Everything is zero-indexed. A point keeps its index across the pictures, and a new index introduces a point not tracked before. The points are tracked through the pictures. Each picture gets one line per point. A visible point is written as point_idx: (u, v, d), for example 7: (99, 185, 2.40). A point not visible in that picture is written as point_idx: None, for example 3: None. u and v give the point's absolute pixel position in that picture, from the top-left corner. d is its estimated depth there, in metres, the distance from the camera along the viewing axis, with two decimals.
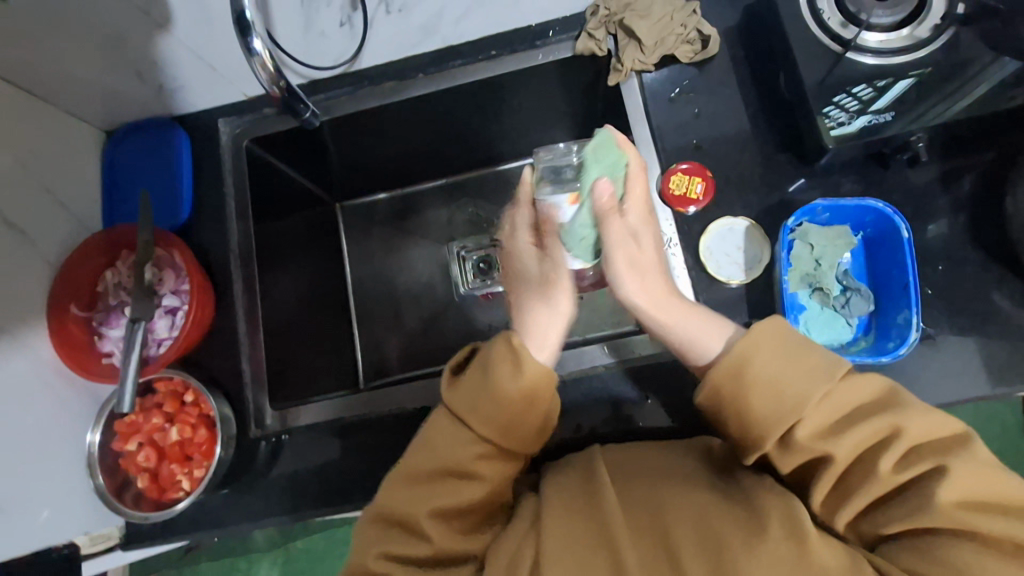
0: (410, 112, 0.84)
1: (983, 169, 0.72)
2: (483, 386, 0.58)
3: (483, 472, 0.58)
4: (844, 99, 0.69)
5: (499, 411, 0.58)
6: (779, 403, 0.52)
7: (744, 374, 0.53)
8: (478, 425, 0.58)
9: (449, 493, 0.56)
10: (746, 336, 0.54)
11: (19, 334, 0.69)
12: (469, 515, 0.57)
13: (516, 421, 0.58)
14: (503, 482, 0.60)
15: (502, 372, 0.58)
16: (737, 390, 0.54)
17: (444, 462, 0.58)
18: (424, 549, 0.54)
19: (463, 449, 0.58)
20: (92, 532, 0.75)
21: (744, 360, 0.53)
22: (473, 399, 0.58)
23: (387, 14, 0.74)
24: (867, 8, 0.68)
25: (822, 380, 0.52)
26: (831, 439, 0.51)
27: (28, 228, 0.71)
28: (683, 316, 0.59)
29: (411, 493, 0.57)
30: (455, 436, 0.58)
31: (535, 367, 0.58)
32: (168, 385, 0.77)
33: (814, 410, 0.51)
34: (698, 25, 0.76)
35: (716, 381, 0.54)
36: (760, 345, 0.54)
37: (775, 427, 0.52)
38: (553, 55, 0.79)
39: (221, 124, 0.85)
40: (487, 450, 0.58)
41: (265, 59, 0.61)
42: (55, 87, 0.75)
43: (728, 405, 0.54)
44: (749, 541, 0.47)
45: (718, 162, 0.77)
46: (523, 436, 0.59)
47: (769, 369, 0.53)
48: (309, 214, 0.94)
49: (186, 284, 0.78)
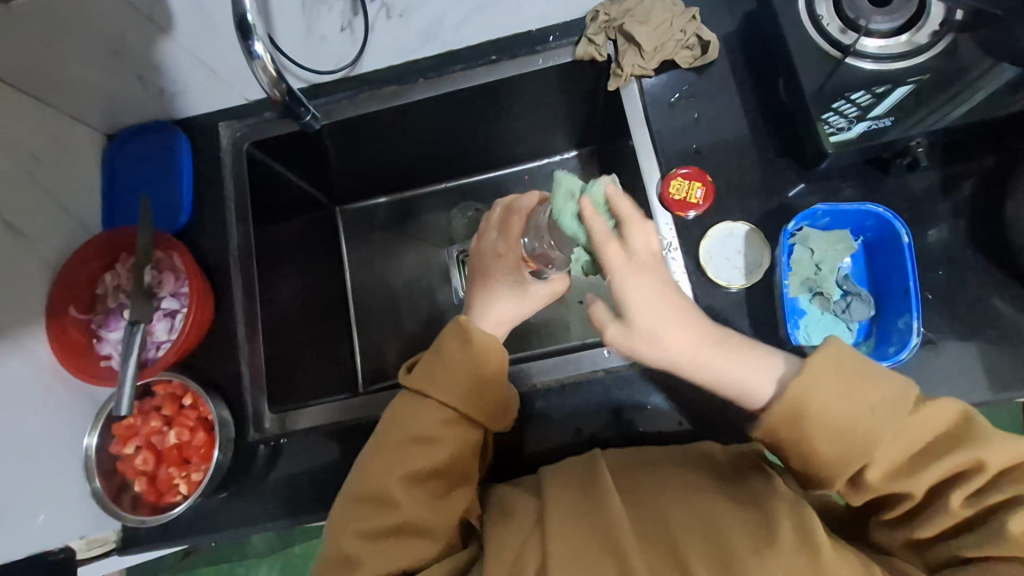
0: (410, 116, 0.85)
1: (982, 174, 0.73)
2: (438, 357, 0.60)
3: (448, 439, 0.59)
4: (842, 105, 0.69)
5: (457, 382, 0.59)
6: (846, 443, 0.51)
7: (804, 420, 0.51)
8: (440, 394, 0.59)
9: (413, 464, 0.58)
10: (799, 376, 0.51)
11: (17, 337, 0.68)
12: (440, 481, 0.59)
13: (475, 390, 0.59)
14: (470, 456, 0.60)
15: (454, 344, 0.59)
16: (795, 435, 0.51)
17: (407, 431, 0.60)
18: (395, 519, 0.56)
19: (428, 418, 0.59)
20: (88, 536, 0.75)
21: (801, 406, 0.51)
22: (432, 371, 0.60)
23: (388, 19, 0.75)
24: (866, 14, 0.67)
25: (891, 417, 0.51)
26: (905, 477, 0.51)
27: (28, 232, 0.71)
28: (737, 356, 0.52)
29: (379, 467, 0.59)
30: (418, 411, 0.60)
31: (484, 335, 0.59)
32: (167, 389, 0.76)
33: (885, 449, 0.51)
34: (697, 30, 0.76)
35: (772, 425, 0.52)
36: (818, 388, 0.51)
37: (843, 470, 0.51)
38: (553, 61, 0.79)
39: (221, 128, 0.84)
40: (453, 417, 0.60)
41: (266, 62, 0.62)
42: (57, 90, 0.75)
43: (791, 451, 0.52)
44: (759, 553, 0.46)
45: (718, 167, 0.77)
46: (485, 402, 0.60)
47: (832, 409, 0.51)
48: (308, 217, 0.94)
49: (186, 286, 0.78)
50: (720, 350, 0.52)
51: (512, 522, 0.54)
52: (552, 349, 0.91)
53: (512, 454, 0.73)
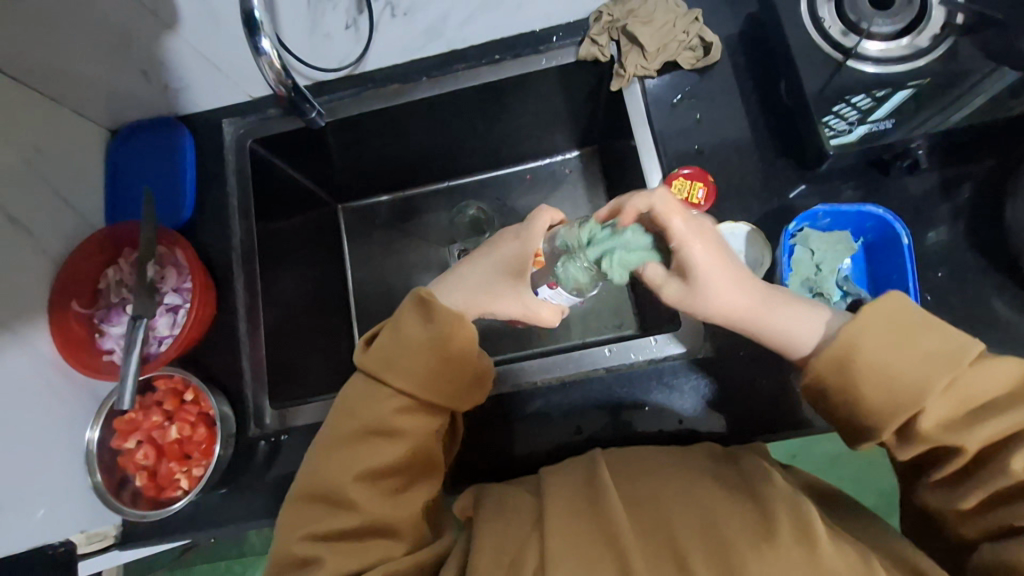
0: (414, 114, 0.85)
1: (982, 176, 0.73)
2: (395, 338, 0.59)
3: (406, 428, 0.58)
4: (843, 108, 0.69)
5: (416, 365, 0.58)
6: (894, 391, 0.49)
7: (852, 363, 0.50)
8: (397, 378, 0.58)
9: (370, 457, 0.57)
10: (850, 323, 0.50)
11: (18, 330, 0.68)
12: (396, 477, 0.57)
13: (432, 373, 0.58)
14: (429, 442, 0.60)
15: (415, 322, 0.58)
16: (842, 379, 0.51)
17: (363, 421, 0.58)
18: (351, 519, 0.55)
19: (384, 406, 0.58)
20: (88, 530, 0.74)
21: (850, 349, 0.50)
22: (388, 354, 0.58)
23: (392, 17, 0.76)
24: (868, 17, 0.68)
25: (944, 367, 0.48)
26: (954, 431, 0.49)
27: (31, 226, 0.72)
28: (784, 307, 0.54)
29: (335, 461, 0.57)
30: (373, 395, 0.59)
31: (445, 311, 0.58)
32: (168, 383, 0.76)
33: (937, 400, 0.48)
34: (700, 32, 0.77)
35: (819, 370, 0.51)
36: (869, 330, 0.50)
37: (891, 419, 0.50)
38: (556, 61, 0.79)
39: (226, 125, 0.85)
40: (409, 404, 0.58)
41: (273, 59, 0.62)
42: (61, 85, 0.75)
43: (837, 395, 0.52)
44: (759, 550, 0.46)
45: (719, 167, 0.77)
46: (446, 386, 0.59)
47: (882, 355, 0.49)
48: (310, 214, 0.95)
49: (188, 282, 0.78)
50: (770, 301, 0.54)
51: (508, 525, 0.53)
52: (552, 348, 0.91)
53: (510, 451, 0.73)
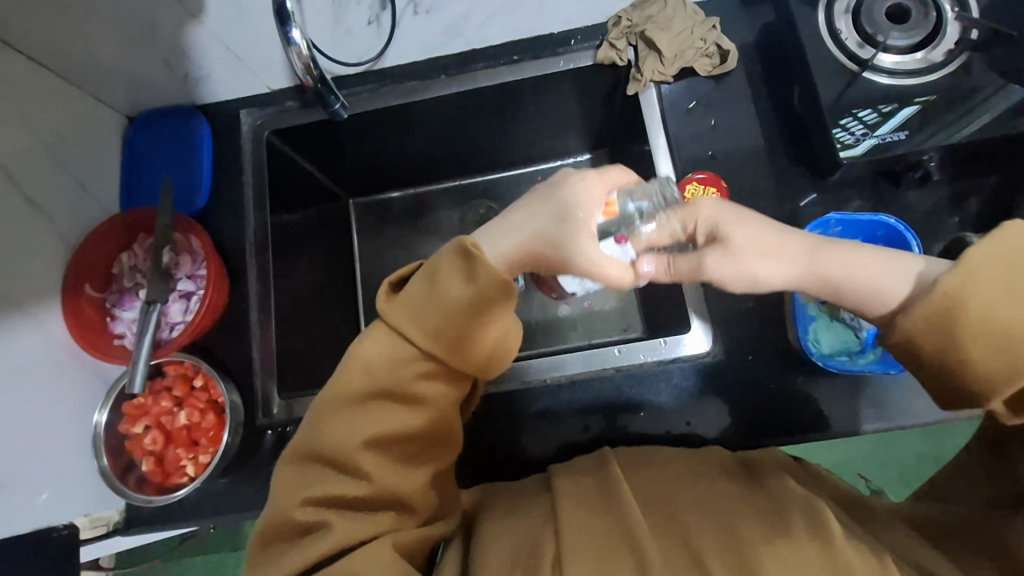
0: (431, 111, 0.86)
1: (990, 191, 0.74)
2: (431, 295, 0.55)
3: (423, 396, 0.57)
4: (851, 121, 0.70)
5: (446, 330, 0.55)
6: (1008, 351, 0.47)
7: (961, 320, 0.48)
8: (423, 341, 0.55)
9: (383, 424, 0.56)
10: (953, 273, 0.48)
11: (32, 311, 0.69)
12: (404, 447, 0.57)
13: (463, 342, 0.56)
14: (445, 411, 0.59)
15: (455, 280, 0.54)
16: (942, 338, 0.49)
17: (380, 382, 0.56)
18: (358, 487, 0.55)
19: (405, 369, 0.56)
20: (92, 513, 0.75)
21: (958, 303, 0.48)
22: (419, 311, 0.55)
23: (414, 15, 0.78)
24: (884, 30, 0.70)
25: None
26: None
27: (48, 208, 0.72)
28: (856, 255, 0.55)
29: (346, 424, 0.55)
30: (393, 354, 0.56)
31: (489, 272, 0.54)
32: (178, 368, 0.76)
33: None
34: (717, 39, 0.78)
35: (917, 328, 0.50)
36: (983, 283, 0.48)
37: (1006, 385, 0.48)
38: (573, 63, 0.80)
39: (243, 115, 0.85)
40: (428, 369, 0.57)
41: (302, 50, 0.63)
42: (83, 70, 0.76)
43: (935, 356, 0.50)
44: (772, 541, 0.47)
45: (731, 174, 0.78)
46: (471, 355, 0.57)
47: (998, 311, 0.47)
48: (322, 207, 0.95)
49: (203, 269, 0.78)
50: (834, 251, 0.55)
51: (525, 520, 0.54)
52: (558, 348, 0.92)
53: (514, 449, 0.73)
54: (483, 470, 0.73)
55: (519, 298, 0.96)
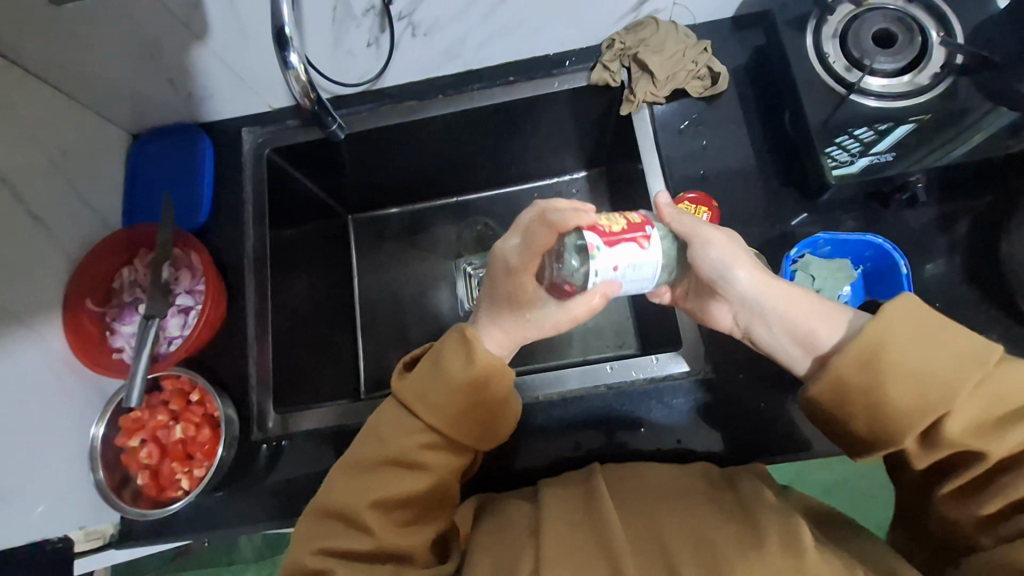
0: (427, 131, 0.88)
1: (979, 212, 0.75)
2: (437, 373, 0.58)
3: (429, 464, 0.58)
4: (846, 139, 0.72)
5: (451, 405, 0.58)
6: (918, 393, 0.49)
7: (878, 362, 0.50)
8: (430, 415, 0.58)
9: (389, 485, 0.57)
10: (876, 317, 0.50)
11: (33, 323, 0.70)
12: (407, 509, 0.57)
13: (468, 414, 0.59)
14: (450, 478, 0.60)
15: (457, 360, 0.58)
16: (864, 376, 0.51)
17: (389, 450, 0.58)
18: (362, 542, 0.55)
19: (411, 438, 0.58)
20: (87, 527, 0.75)
21: (871, 351, 0.50)
22: (427, 388, 0.59)
23: (412, 37, 0.77)
24: (871, 55, 0.71)
25: (974, 366, 0.49)
26: (984, 436, 0.49)
27: (52, 223, 0.74)
28: (797, 300, 0.56)
29: (355, 485, 0.57)
30: (402, 426, 0.59)
31: (489, 354, 0.58)
32: (175, 383, 0.77)
33: (965, 398, 0.49)
34: (709, 62, 0.79)
35: (841, 368, 0.51)
36: (893, 330, 0.50)
37: (917, 418, 0.50)
38: (568, 84, 0.82)
39: (245, 133, 0.87)
40: (435, 442, 0.59)
41: (299, 73, 0.65)
42: (90, 88, 0.78)
43: (855, 395, 0.51)
44: (747, 555, 0.47)
45: (723, 193, 0.79)
46: (477, 428, 0.60)
47: (909, 353, 0.50)
48: (320, 224, 0.96)
49: (201, 284, 0.80)
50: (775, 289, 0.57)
51: (507, 535, 0.54)
52: (553, 365, 0.92)
53: (501, 467, 0.73)
54: (473, 486, 0.73)
55: None
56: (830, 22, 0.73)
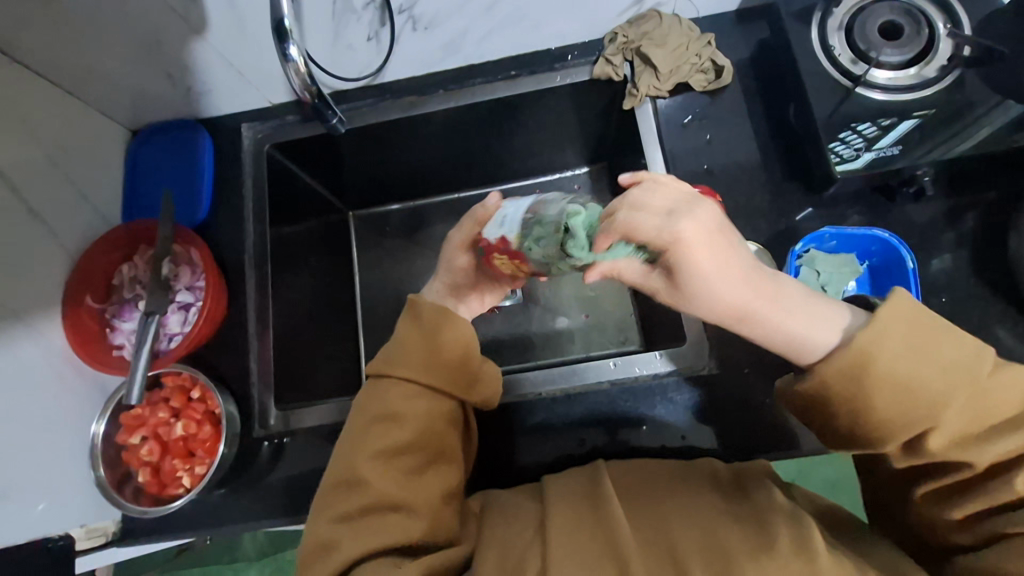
0: (429, 126, 0.87)
1: (986, 206, 0.74)
2: (399, 338, 0.64)
3: (413, 412, 0.60)
4: (850, 135, 0.71)
5: (421, 354, 0.62)
6: (909, 401, 0.48)
7: (869, 373, 0.48)
8: (403, 369, 0.62)
9: (384, 441, 0.59)
10: (871, 325, 0.48)
11: (33, 320, 0.69)
12: (410, 463, 0.59)
13: (438, 360, 0.62)
14: (441, 427, 0.61)
15: (409, 324, 0.64)
16: (853, 387, 0.48)
17: (377, 410, 0.61)
18: (370, 498, 0.56)
19: (391, 394, 0.61)
20: (89, 525, 0.75)
21: (867, 360, 0.48)
22: (395, 350, 0.64)
23: (413, 30, 0.77)
24: (877, 47, 0.70)
25: (964, 379, 0.47)
26: (970, 443, 0.48)
27: (52, 220, 0.73)
28: (781, 305, 0.49)
29: (353, 450, 0.59)
30: (382, 389, 0.62)
31: (442, 310, 0.64)
32: (176, 380, 0.77)
33: (954, 409, 0.47)
34: (713, 55, 0.78)
35: (827, 373, 0.49)
36: (891, 338, 0.48)
37: (903, 429, 0.48)
38: (570, 78, 0.82)
39: (244, 129, 0.87)
40: (416, 391, 0.62)
41: (299, 66, 0.64)
42: (89, 83, 0.77)
43: (842, 403, 0.49)
44: (755, 558, 0.47)
45: (727, 188, 0.79)
46: (449, 372, 0.62)
47: (903, 366, 0.47)
48: (322, 221, 0.96)
49: (202, 281, 0.79)
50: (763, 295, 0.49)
51: (514, 532, 0.54)
52: (555, 361, 0.92)
53: (503, 464, 0.73)
54: (477, 484, 0.73)
55: (517, 311, 0.96)
56: (836, 14, 0.72)
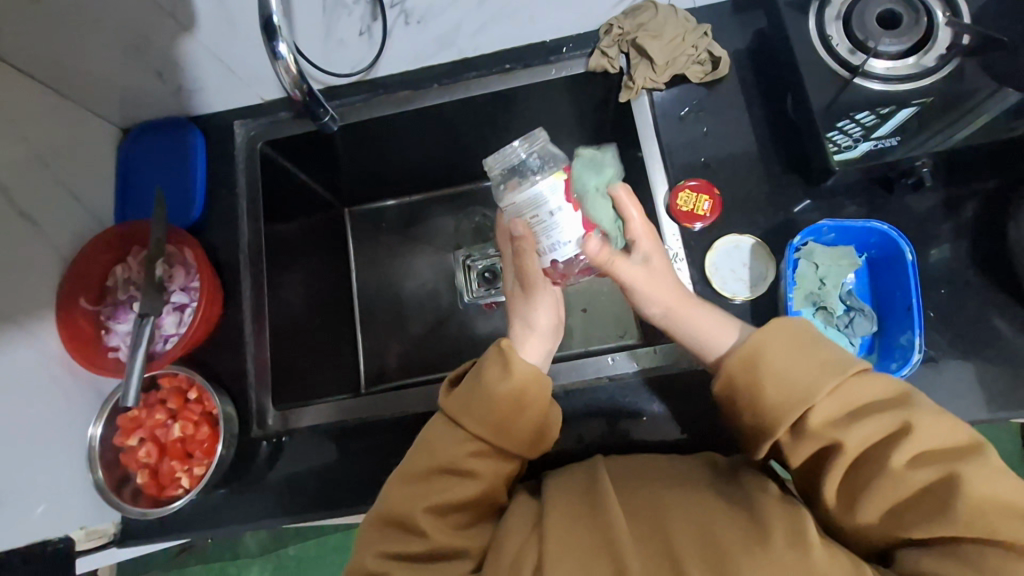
0: (423, 121, 0.86)
1: (984, 196, 0.74)
2: (477, 383, 0.59)
3: (478, 469, 0.58)
4: (847, 124, 0.71)
5: (492, 411, 0.58)
6: (789, 391, 0.52)
7: (757, 364, 0.54)
8: (472, 424, 0.58)
9: (446, 492, 0.57)
10: (760, 329, 0.55)
11: (27, 323, 0.69)
12: (461, 513, 0.57)
13: (511, 418, 0.58)
14: (500, 485, 0.59)
15: (491, 370, 0.59)
16: (750, 378, 0.55)
17: (437, 459, 0.58)
18: (421, 544, 0.55)
19: (458, 447, 0.58)
20: (88, 527, 0.74)
21: (757, 350, 0.55)
22: (468, 397, 0.59)
23: (406, 25, 0.76)
24: (875, 36, 0.69)
25: (833, 372, 0.52)
26: (842, 431, 0.50)
27: (43, 222, 0.73)
28: (697, 316, 0.63)
29: (410, 493, 0.57)
30: (450, 436, 0.59)
31: (524, 366, 0.59)
32: (173, 382, 0.77)
33: (825, 399, 0.51)
34: (709, 46, 0.78)
35: (729, 368, 0.56)
36: (773, 339, 0.55)
37: (787, 414, 0.52)
38: (565, 71, 0.80)
39: (237, 126, 0.85)
40: (484, 449, 0.59)
41: (288, 63, 0.63)
42: (78, 83, 0.76)
43: (742, 395, 0.55)
44: (750, 549, 0.47)
45: (725, 181, 0.78)
46: (519, 438, 0.59)
47: (780, 361, 0.54)
48: (317, 218, 0.95)
49: (196, 281, 0.79)
50: (686, 306, 0.64)
51: (511, 526, 0.54)
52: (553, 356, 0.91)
53: None
54: None
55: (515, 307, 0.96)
56: (834, 3, 0.71)
